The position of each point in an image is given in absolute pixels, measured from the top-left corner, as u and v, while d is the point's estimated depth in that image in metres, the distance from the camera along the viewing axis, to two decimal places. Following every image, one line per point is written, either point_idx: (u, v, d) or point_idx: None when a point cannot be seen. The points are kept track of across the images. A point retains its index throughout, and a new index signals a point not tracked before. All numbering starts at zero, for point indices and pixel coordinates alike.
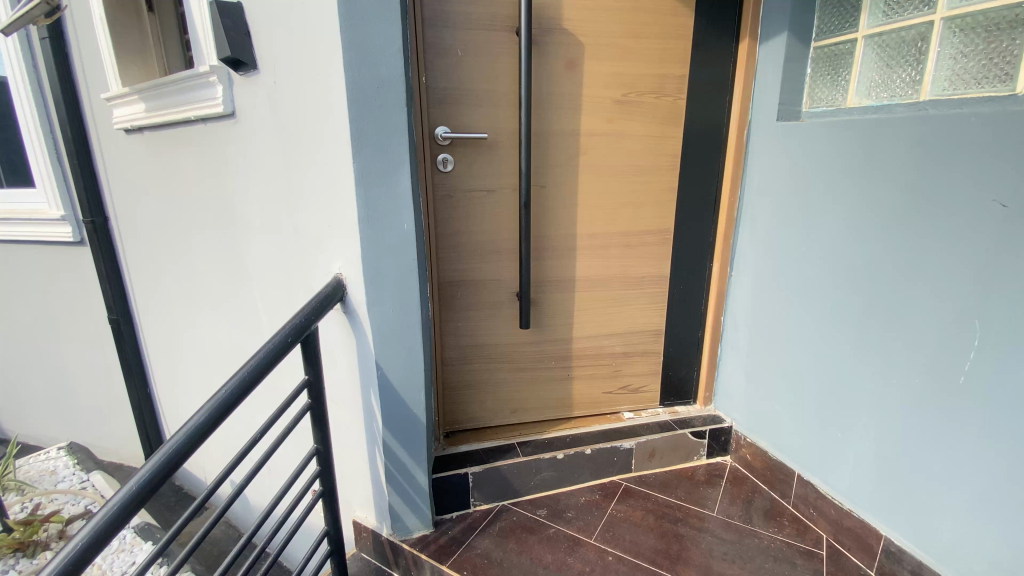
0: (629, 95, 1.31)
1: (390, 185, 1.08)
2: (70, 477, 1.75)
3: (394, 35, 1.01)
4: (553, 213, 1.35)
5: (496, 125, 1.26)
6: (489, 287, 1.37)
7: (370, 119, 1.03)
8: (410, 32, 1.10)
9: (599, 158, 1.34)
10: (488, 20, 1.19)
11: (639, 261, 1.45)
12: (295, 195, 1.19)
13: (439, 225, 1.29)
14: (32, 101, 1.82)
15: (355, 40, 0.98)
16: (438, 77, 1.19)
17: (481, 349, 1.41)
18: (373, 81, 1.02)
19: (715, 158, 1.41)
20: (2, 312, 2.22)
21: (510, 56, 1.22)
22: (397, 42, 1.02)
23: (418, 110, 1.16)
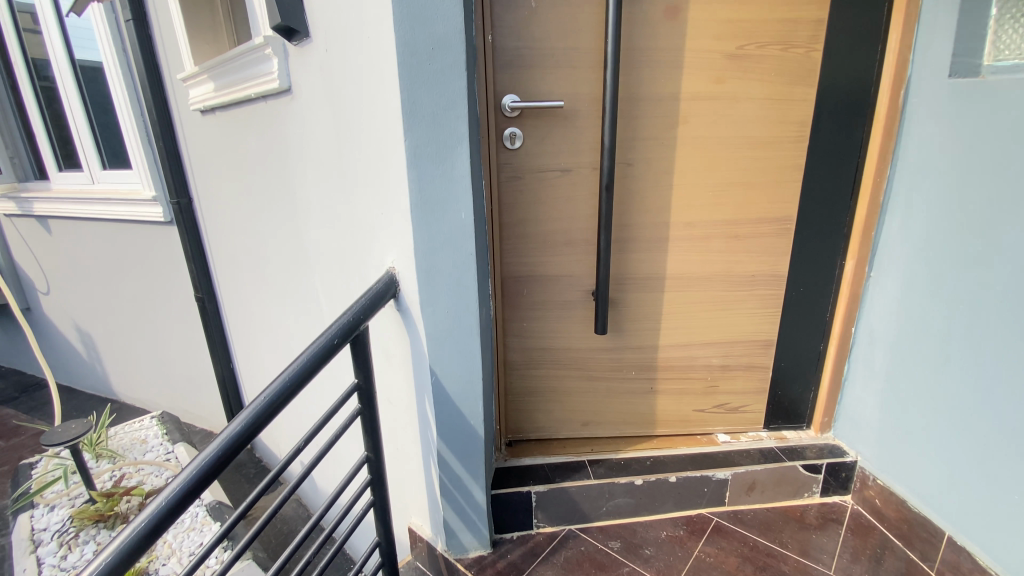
0: (749, 47, 1.03)
1: (446, 166, 0.92)
2: (157, 447, 1.84)
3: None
4: (642, 196, 1.12)
5: (575, 92, 1.05)
6: (562, 283, 1.19)
7: (423, 85, 0.87)
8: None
9: (703, 129, 1.08)
10: None
11: (747, 257, 1.18)
12: (349, 179, 1.07)
13: (505, 212, 1.13)
14: (123, 83, 1.88)
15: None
16: (507, 36, 1.00)
17: (550, 353, 1.24)
18: (427, 41, 0.85)
19: (857, 126, 1.10)
20: (109, 286, 2.40)
21: (596, 4, 0.99)
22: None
23: (482, 77, 0.98)
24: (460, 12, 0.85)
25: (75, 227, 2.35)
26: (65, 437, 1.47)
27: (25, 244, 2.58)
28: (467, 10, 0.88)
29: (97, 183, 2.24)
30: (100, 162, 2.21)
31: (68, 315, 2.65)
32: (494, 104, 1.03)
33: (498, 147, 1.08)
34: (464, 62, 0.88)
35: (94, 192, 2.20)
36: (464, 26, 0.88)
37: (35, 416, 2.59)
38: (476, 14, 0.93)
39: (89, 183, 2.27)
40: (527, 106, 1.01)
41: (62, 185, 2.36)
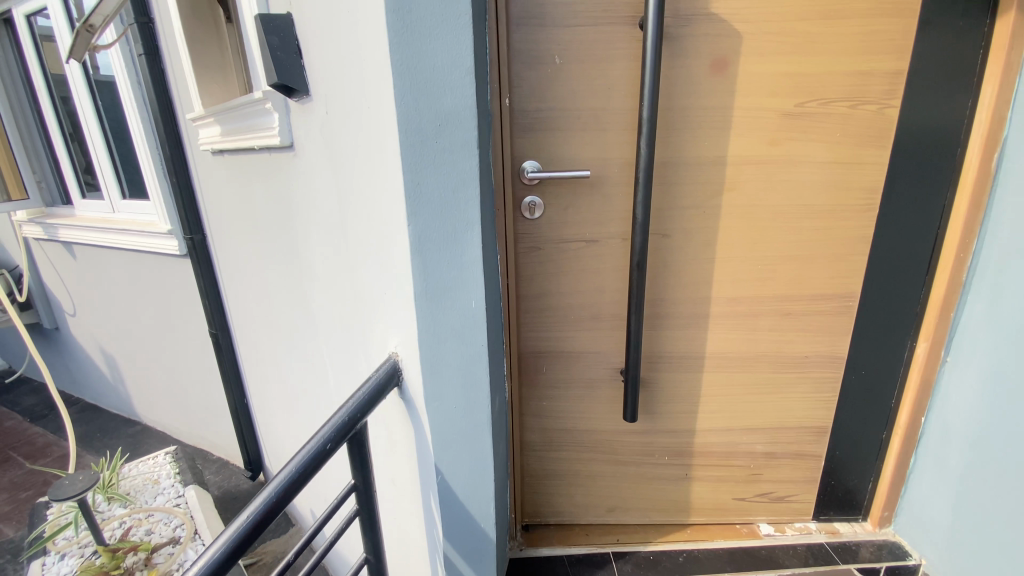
0: (810, 105, 0.89)
1: (455, 253, 0.80)
2: (168, 489, 1.80)
3: (463, 46, 0.72)
4: (679, 270, 0.99)
5: (604, 157, 0.92)
6: (587, 362, 1.06)
7: (428, 165, 0.76)
8: (489, 40, 0.80)
9: (753, 196, 0.94)
10: (600, 10, 0.84)
11: (800, 337, 1.03)
12: (351, 252, 0.97)
13: (523, 285, 1.01)
14: (138, 116, 1.84)
15: (410, 58, 0.71)
16: (528, 96, 0.88)
17: (572, 435, 1.12)
18: (433, 116, 0.74)
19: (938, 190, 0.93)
20: (131, 314, 2.39)
21: (630, 58, 0.86)
22: (467, 56, 0.73)
23: (497, 144, 0.87)
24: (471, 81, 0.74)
25: (97, 254, 2.34)
26: (72, 491, 1.43)
27: (51, 268, 2.60)
28: (480, 76, 0.77)
29: (117, 212, 2.23)
30: (120, 192, 2.19)
31: (93, 338, 2.67)
32: (510, 171, 0.92)
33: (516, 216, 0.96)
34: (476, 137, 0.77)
35: (114, 222, 2.18)
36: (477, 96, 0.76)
37: (61, 437, 2.61)
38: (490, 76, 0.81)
39: (110, 213, 2.26)
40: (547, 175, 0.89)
41: (85, 212, 2.35)
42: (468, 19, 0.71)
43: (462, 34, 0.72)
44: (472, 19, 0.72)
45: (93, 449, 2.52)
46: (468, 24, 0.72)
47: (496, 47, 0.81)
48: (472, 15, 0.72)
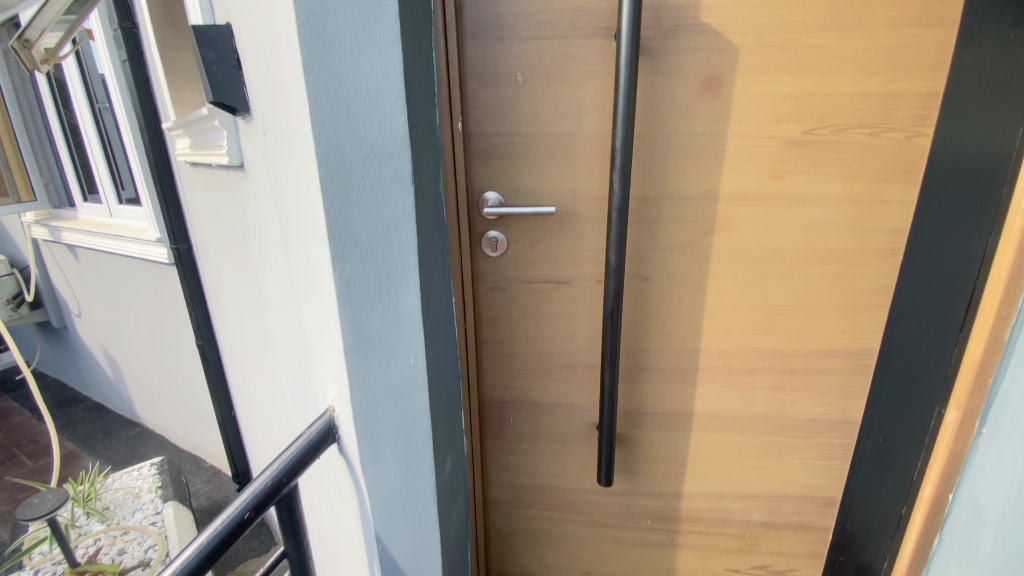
0: (821, 132, 0.74)
1: (388, 303, 0.69)
2: (147, 505, 1.76)
3: (392, 67, 0.60)
4: (663, 317, 0.86)
5: (575, 188, 0.80)
6: (558, 415, 0.94)
7: (355, 204, 0.65)
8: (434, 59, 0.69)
9: (751, 236, 0.80)
10: (567, 20, 0.72)
11: (805, 397, 0.89)
12: (292, 287, 0.88)
13: (483, 330, 0.89)
14: (129, 123, 1.80)
15: (329, 82, 0.60)
16: (486, 120, 0.77)
17: (543, 492, 1.00)
18: (357, 147, 0.63)
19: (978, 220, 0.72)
20: (129, 318, 2.38)
21: (603, 76, 0.74)
22: (398, 79, 0.61)
23: (448, 175, 0.75)
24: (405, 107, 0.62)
25: (96, 258, 2.33)
26: (40, 510, 1.37)
27: (57, 268, 2.61)
28: (418, 101, 0.65)
29: (114, 217, 2.21)
30: (118, 197, 2.17)
31: (97, 339, 2.68)
32: (464, 204, 0.80)
33: (473, 254, 0.85)
34: (414, 172, 0.66)
35: (110, 227, 2.16)
36: (415, 125, 0.65)
37: (63, 436, 2.63)
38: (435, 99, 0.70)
39: (108, 217, 2.24)
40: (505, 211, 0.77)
41: (86, 215, 2.34)
42: (399, 35, 0.60)
43: (391, 53, 0.60)
44: (405, 34, 0.61)
45: (92, 450, 2.52)
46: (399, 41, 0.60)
47: (443, 66, 0.70)
48: (406, 31, 0.61)
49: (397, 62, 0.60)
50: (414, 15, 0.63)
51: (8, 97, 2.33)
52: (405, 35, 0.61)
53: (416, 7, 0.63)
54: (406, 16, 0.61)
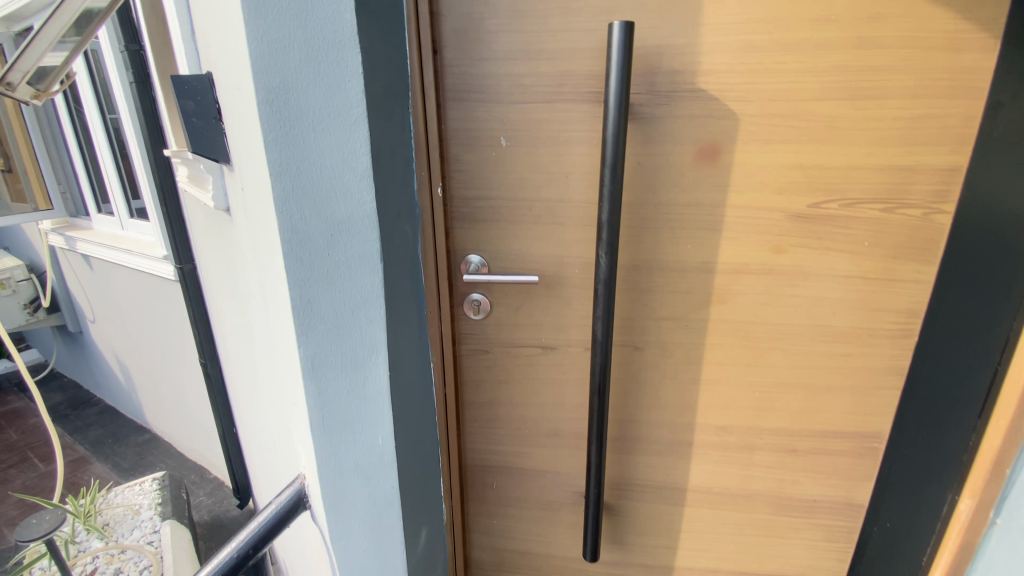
0: (829, 206, 0.69)
1: (355, 381, 0.66)
2: (145, 523, 1.77)
3: (358, 144, 0.56)
4: (654, 390, 0.80)
5: (562, 255, 0.75)
6: (543, 481, 0.89)
7: (321, 284, 0.60)
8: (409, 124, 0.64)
9: (750, 311, 0.75)
10: (554, 83, 0.67)
11: (806, 476, 0.84)
12: (270, 343, 0.85)
13: (465, 393, 0.85)
14: (137, 141, 1.81)
15: (293, 159, 0.55)
16: (468, 183, 0.73)
17: (527, 558, 0.96)
18: (324, 226, 0.58)
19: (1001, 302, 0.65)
20: (138, 328, 2.40)
21: (592, 141, 0.69)
22: (364, 156, 0.57)
23: (426, 241, 0.71)
24: (372, 184, 0.59)
25: (108, 269, 2.36)
26: (37, 531, 1.37)
27: (73, 275, 2.66)
28: (389, 173, 0.61)
29: (125, 230, 2.23)
30: (129, 211, 2.19)
31: (110, 345, 2.72)
32: (445, 267, 0.76)
33: (454, 317, 0.81)
34: (384, 247, 0.62)
35: (121, 240, 2.19)
36: (385, 200, 0.61)
37: (76, 440, 2.67)
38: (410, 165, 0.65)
39: (119, 230, 2.27)
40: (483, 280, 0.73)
41: (100, 226, 2.38)
42: (365, 110, 0.56)
43: (356, 130, 0.56)
44: (372, 107, 0.57)
45: (102, 455, 2.56)
46: (365, 116, 0.56)
47: (420, 132, 0.66)
48: (373, 104, 0.57)
49: (362, 139, 0.56)
50: (385, 83, 0.58)
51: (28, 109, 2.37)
52: (373, 108, 0.57)
53: (386, 75, 0.58)
54: (373, 88, 0.56)
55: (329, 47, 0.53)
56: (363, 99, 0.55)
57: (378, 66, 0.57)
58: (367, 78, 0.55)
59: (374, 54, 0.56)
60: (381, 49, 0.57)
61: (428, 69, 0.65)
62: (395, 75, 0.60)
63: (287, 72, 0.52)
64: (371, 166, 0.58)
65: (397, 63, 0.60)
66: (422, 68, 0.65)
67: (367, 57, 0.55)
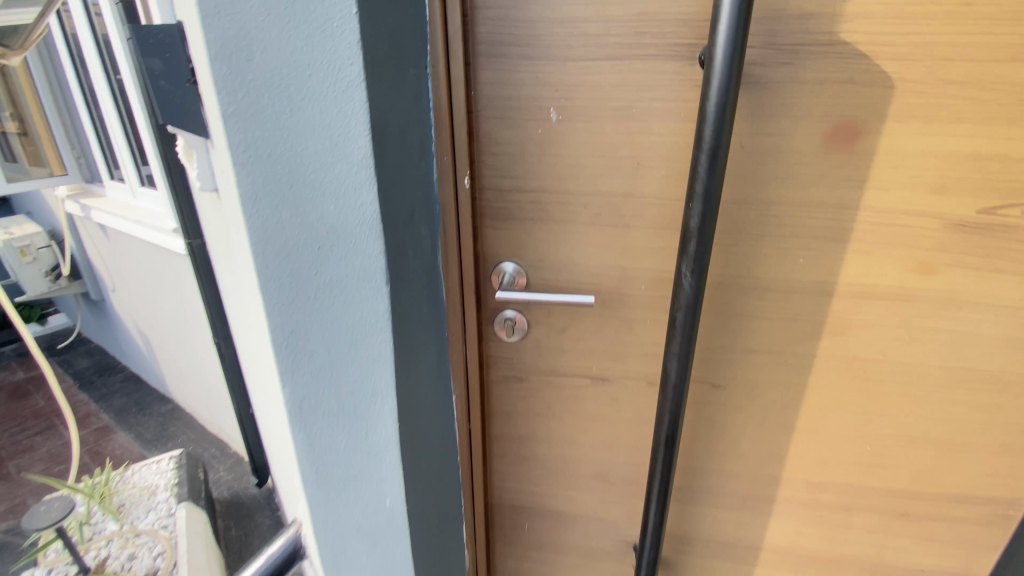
0: (1007, 213, 0.49)
1: (356, 432, 0.50)
2: (161, 505, 1.72)
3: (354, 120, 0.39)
4: (732, 435, 0.64)
5: (624, 267, 0.57)
6: (585, 528, 0.75)
7: (308, 309, 0.45)
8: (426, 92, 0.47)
9: (873, 347, 0.57)
10: (629, 33, 0.48)
11: (915, 542, 0.67)
12: (258, 360, 0.70)
13: (495, 425, 0.70)
14: (139, 104, 1.66)
15: (264, 142, 0.39)
16: (504, 169, 0.55)
17: None
18: (309, 235, 0.42)
19: None
20: (155, 300, 2.33)
21: (676, 117, 0.50)
22: (363, 137, 0.40)
23: (449, 249, 0.55)
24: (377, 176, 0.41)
25: (122, 239, 2.27)
26: (44, 522, 1.31)
27: (91, 242, 2.59)
28: (399, 161, 0.44)
29: (137, 199, 2.12)
30: (140, 179, 2.08)
31: (130, 315, 2.67)
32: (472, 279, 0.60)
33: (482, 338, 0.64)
34: (394, 263, 0.45)
35: (132, 210, 2.08)
36: (394, 198, 0.44)
37: (101, 408, 2.67)
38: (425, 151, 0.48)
39: (131, 198, 2.16)
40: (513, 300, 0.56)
41: (113, 193, 2.27)
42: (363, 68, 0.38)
43: (352, 99, 0.38)
44: (376, 65, 0.39)
45: (125, 425, 2.55)
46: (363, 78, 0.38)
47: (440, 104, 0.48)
48: (376, 61, 0.39)
49: (361, 112, 0.39)
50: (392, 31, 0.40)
51: (35, 67, 2.25)
52: (376, 66, 0.39)
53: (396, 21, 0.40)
54: (376, 36, 0.39)
55: None
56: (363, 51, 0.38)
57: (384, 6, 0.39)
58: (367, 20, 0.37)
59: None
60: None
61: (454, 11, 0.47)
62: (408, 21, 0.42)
63: (247, 12, 0.36)
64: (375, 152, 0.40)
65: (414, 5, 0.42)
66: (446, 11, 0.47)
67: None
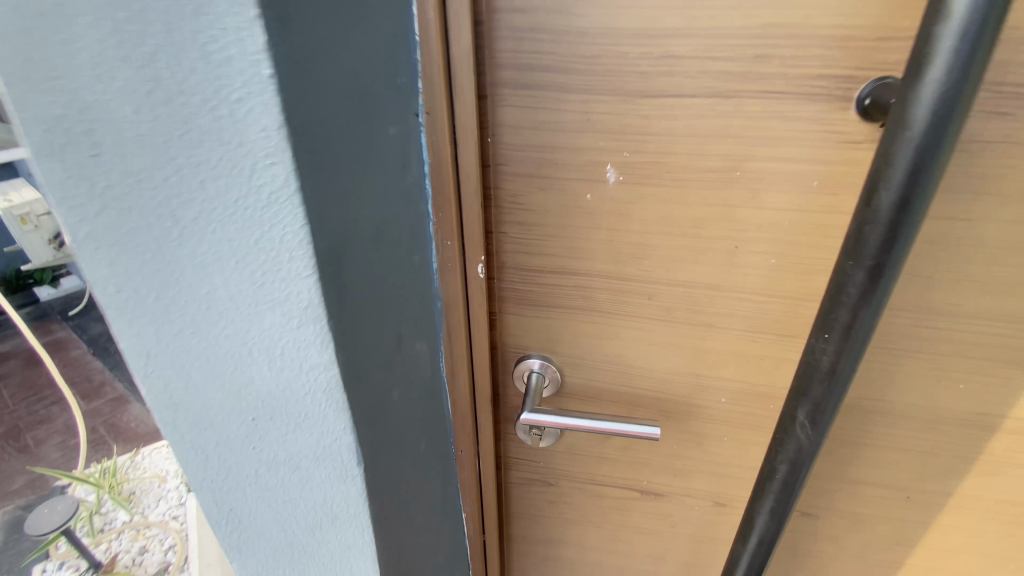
0: None
1: None
2: None
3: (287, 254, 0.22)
4: (816, 566, 0.50)
5: (697, 374, 0.41)
6: None
7: (251, 485, 0.31)
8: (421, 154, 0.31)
9: None
10: (746, 56, 0.30)
11: None
12: None
13: (514, 527, 0.56)
14: None
15: (149, 278, 0.24)
16: (533, 243, 0.38)
17: None
18: (238, 400, 0.27)
19: None
20: None
21: (803, 185, 0.32)
22: (305, 278, 0.23)
23: (455, 355, 0.40)
24: (335, 331, 0.25)
25: None
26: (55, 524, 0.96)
27: None
28: (374, 283, 0.28)
29: None
30: None
31: None
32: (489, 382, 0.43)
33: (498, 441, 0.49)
34: (371, 431, 0.30)
35: None
36: (367, 342, 0.28)
37: None
38: (415, 243, 0.32)
39: None
40: (538, 421, 0.40)
41: None
42: (298, 171, 0.21)
43: (280, 222, 0.22)
44: (325, 156, 0.22)
45: None
46: (299, 187, 0.21)
47: (442, 170, 0.32)
48: (326, 148, 0.22)
49: (298, 242, 0.22)
50: (353, 87, 0.23)
51: None
52: (325, 159, 0.22)
53: (359, 68, 0.24)
54: (325, 107, 0.21)
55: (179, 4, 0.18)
56: (298, 141, 0.20)
57: (337, 49, 0.22)
58: (303, 85, 0.20)
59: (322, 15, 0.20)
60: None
61: (459, 23, 0.28)
62: (380, 62, 0.25)
63: (80, 77, 0.19)
64: (328, 297, 0.24)
65: (391, 32, 0.26)
66: (445, 24, 0.28)
67: (302, 27, 0.19)
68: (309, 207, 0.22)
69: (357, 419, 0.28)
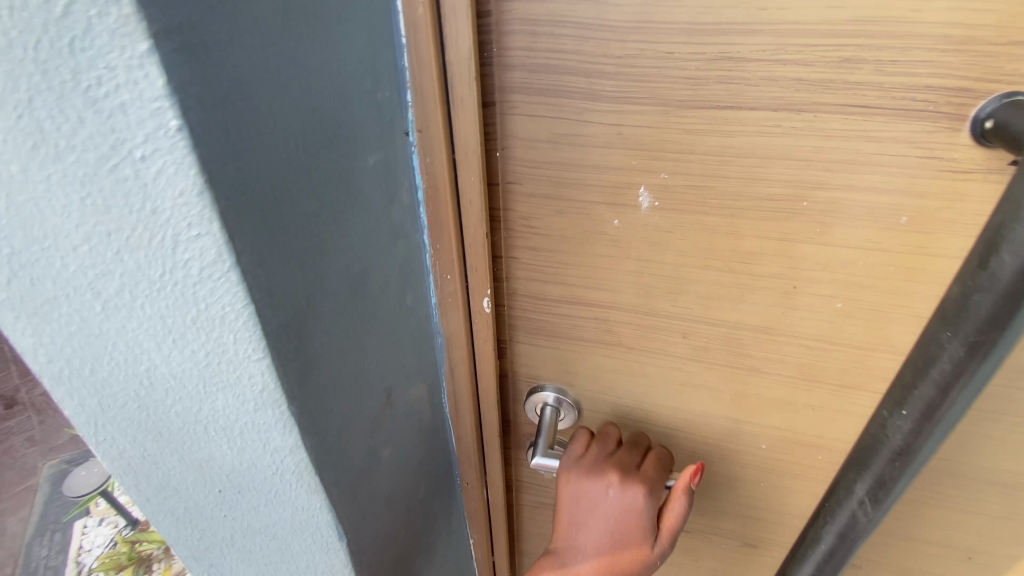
0: None
1: None
2: None
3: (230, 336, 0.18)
4: None
5: (734, 420, 0.36)
6: None
7: (228, 549, 0.28)
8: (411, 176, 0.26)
9: None
10: (828, 61, 0.23)
11: None
12: None
13: (524, 558, 0.52)
14: None
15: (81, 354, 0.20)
16: (551, 270, 0.33)
17: None
18: (201, 475, 0.24)
19: None
20: None
21: (887, 221, 0.26)
22: (255, 362, 0.18)
23: (459, 392, 0.35)
24: (301, 413, 0.20)
25: None
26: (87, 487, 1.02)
27: None
28: (351, 342, 0.23)
29: None
30: None
31: None
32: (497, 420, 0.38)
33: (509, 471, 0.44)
34: (355, 502, 0.26)
35: None
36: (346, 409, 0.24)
37: None
38: (405, 282, 0.28)
39: None
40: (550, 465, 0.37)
41: None
42: (231, 240, 0.16)
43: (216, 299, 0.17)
44: (271, 214, 0.17)
45: None
46: (234, 260, 0.16)
47: (438, 197, 0.26)
48: (275, 202, 0.17)
49: (241, 322, 0.17)
50: (310, 120, 0.18)
51: None
52: (274, 216, 0.17)
53: (319, 93, 0.18)
54: (266, 153, 0.16)
55: (46, 33, 0.13)
56: (229, 202, 0.15)
57: (281, 76, 0.17)
58: (231, 132, 0.15)
59: (254, 38, 0.15)
60: (285, 6, 0.16)
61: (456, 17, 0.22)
62: (347, 80, 0.20)
63: None
64: (288, 377, 0.19)
65: (361, 41, 0.21)
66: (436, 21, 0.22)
67: (222, 56, 0.14)
68: (252, 280, 0.17)
69: (336, 497, 0.24)
